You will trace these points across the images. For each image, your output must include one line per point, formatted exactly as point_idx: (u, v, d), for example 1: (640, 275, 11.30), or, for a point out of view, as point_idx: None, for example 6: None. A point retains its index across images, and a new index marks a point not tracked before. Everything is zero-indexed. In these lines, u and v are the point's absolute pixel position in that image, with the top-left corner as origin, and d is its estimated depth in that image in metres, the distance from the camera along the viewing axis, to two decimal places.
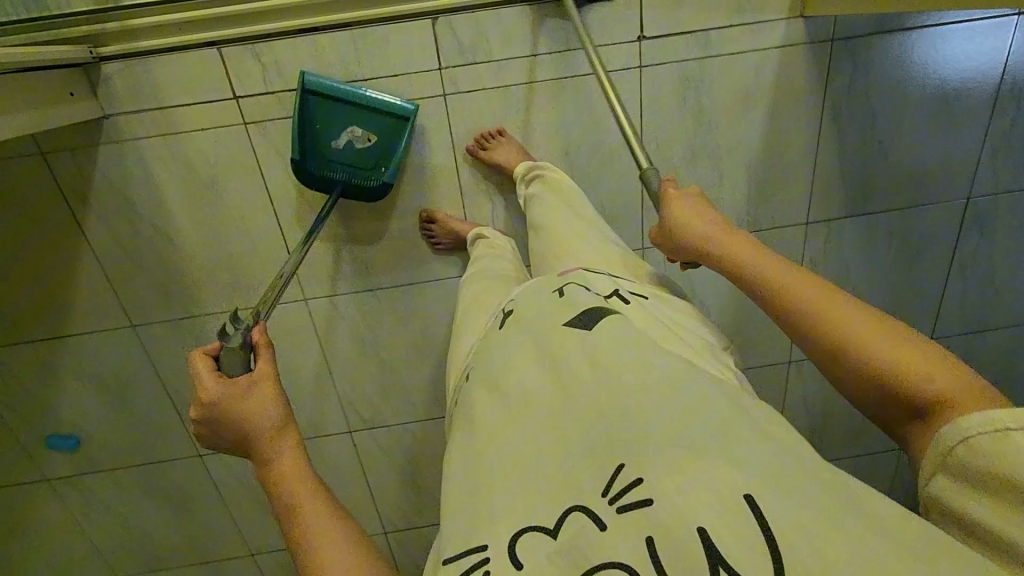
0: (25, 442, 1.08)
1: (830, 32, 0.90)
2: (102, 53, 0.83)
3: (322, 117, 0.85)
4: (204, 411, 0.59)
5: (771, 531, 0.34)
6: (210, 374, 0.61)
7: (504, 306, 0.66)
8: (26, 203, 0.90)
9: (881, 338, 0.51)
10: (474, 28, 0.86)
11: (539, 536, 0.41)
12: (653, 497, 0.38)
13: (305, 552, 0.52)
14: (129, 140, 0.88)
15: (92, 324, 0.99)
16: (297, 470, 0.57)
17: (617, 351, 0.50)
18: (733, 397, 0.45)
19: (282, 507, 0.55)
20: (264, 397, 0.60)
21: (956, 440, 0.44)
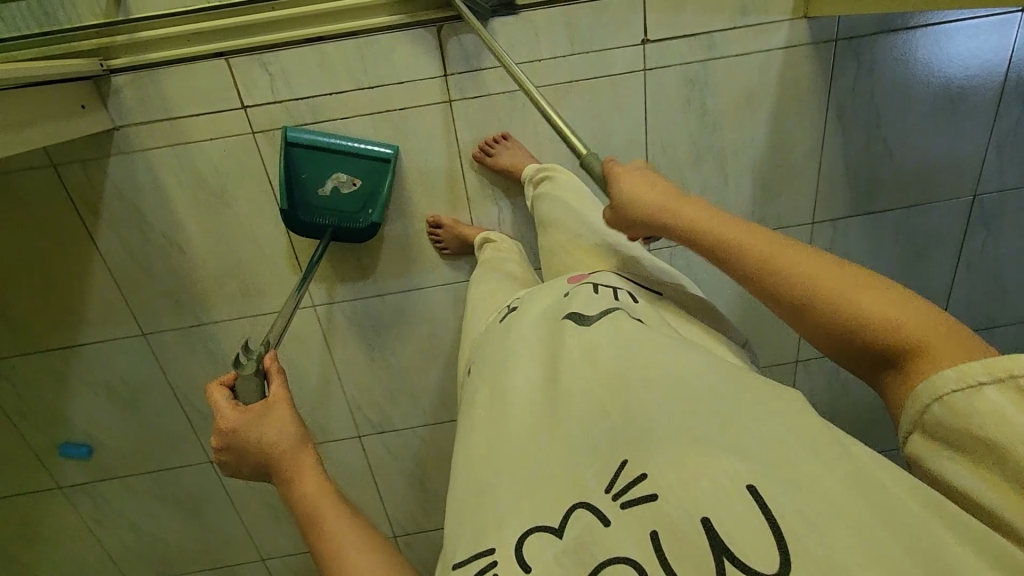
0: (38, 450, 1.09)
1: (833, 31, 0.90)
2: (113, 66, 0.84)
3: (306, 167, 0.87)
4: (223, 439, 0.60)
5: (775, 522, 0.34)
6: (228, 403, 0.63)
7: (510, 303, 0.68)
8: (38, 214, 0.91)
9: (846, 285, 0.49)
10: (479, 35, 0.86)
11: (545, 535, 0.41)
12: (657, 492, 0.39)
13: (331, 562, 0.52)
14: (138, 150, 0.89)
15: (103, 333, 1.00)
16: (317, 484, 0.58)
17: (622, 347, 0.49)
18: (741, 387, 0.44)
19: (305, 523, 0.56)
20: (281, 419, 0.62)
21: (929, 398, 0.42)
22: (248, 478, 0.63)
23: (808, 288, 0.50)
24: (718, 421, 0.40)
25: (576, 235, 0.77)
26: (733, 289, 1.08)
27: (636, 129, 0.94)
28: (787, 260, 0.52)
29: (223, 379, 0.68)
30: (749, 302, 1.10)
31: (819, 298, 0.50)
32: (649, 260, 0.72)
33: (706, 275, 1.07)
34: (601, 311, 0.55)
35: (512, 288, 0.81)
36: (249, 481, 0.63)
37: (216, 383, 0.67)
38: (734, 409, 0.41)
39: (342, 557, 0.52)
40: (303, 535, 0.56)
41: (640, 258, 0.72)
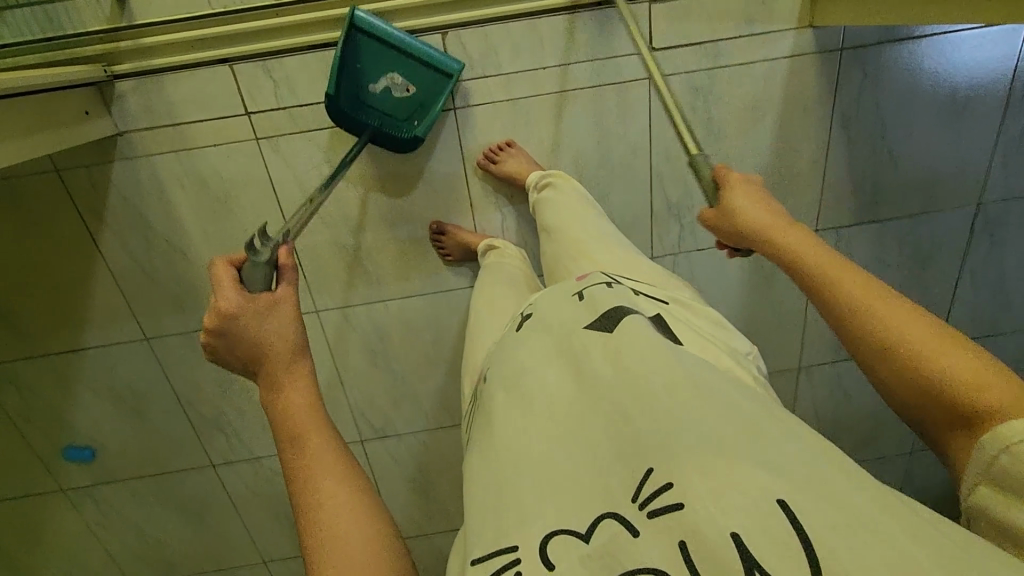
0: (40, 453, 1.09)
1: (839, 41, 0.90)
2: (116, 72, 0.84)
3: (364, 56, 0.83)
4: (221, 322, 0.56)
5: (808, 540, 0.33)
6: (232, 286, 0.58)
7: (523, 310, 0.65)
8: (41, 218, 0.91)
9: (924, 337, 0.49)
10: (484, 42, 0.86)
11: (569, 537, 0.40)
12: (683, 501, 0.37)
13: (302, 486, 0.50)
14: (142, 156, 0.88)
15: (107, 338, 1.00)
16: (305, 403, 0.55)
17: (642, 356, 0.48)
18: (764, 409, 0.43)
19: (285, 438, 0.53)
20: (286, 321, 0.58)
21: (995, 448, 0.42)
22: (235, 371, 0.59)
23: (877, 334, 0.51)
24: (744, 440, 0.39)
25: (579, 242, 0.77)
26: (735, 298, 1.09)
27: (641, 138, 0.94)
28: (868, 305, 0.52)
29: (232, 258, 0.63)
30: (751, 310, 1.10)
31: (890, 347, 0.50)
32: (660, 276, 0.71)
33: (709, 283, 1.07)
34: (622, 314, 0.53)
35: (517, 295, 0.81)
36: (235, 372, 0.60)
37: (223, 260, 0.61)
38: (765, 427, 0.40)
39: (315, 483, 0.50)
40: (281, 448, 0.53)
41: (649, 269, 0.71)
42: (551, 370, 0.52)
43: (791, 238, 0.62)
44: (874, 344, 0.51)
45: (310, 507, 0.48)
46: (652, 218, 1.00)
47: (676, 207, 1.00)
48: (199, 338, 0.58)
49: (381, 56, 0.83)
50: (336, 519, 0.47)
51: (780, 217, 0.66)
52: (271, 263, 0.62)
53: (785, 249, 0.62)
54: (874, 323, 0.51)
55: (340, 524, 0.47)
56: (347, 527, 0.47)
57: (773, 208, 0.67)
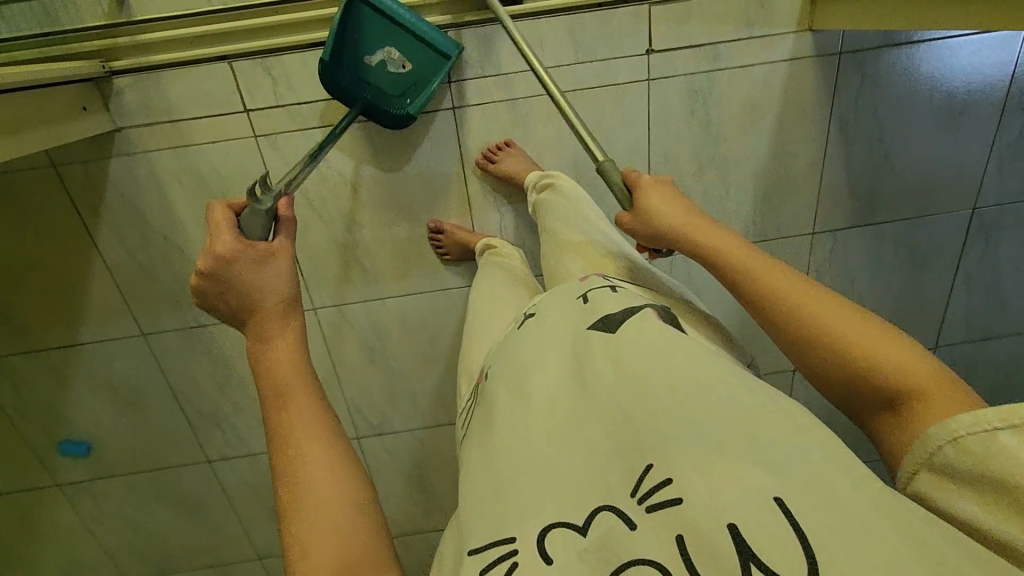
0: (36, 448, 1.09)
1: (837, 45, 0.90)
2: (114, 68, 0.83)
3: (363, 25, 0.79)
4: (215, 265, 0.53)
5: (805, 537, 0.33)
6: (231, 230, 0.55)
7: (525, 311, 0.64)
8: (38, 215, 0.91)
9: (853, 330, 0.52)
10: (484, 42, 0.86)
11: (567, 531, 0.39)
12: (682, 495, 0.37)
13: (282, 444, 0.48)
14: (139, 151, 0.88)
15: (104, 334, 1.00)
16: (292, 359, 0.52)
17: (645, 354, 0.47)
18: (771, 402, 0.42)
19: (269, 392, 0.50)
20: (281, 274, 0.55)
21: (942, 439, 0.43)
22: (221, 319, 0.56)
23: (810, 327, 0.54)
24: (743, 440, 0.38)
25: (576, 243, 0.77)
26: (731, 300, 1.09)
27: (640, 139, 0.94)
28: (799, 302, 0.56)
29: (233, 203, 0.60)
30: (746, 312, 1.11)
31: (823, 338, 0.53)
32: (660, 279, 0.71)
33: (706, 285, 1.07)
34: (626, 316, 0.53)
35: (515, 295, 0.82)
36: (221, 321, 0.56)
37: (222, 203, 0.59)
38: (768, 424, 0.39)
39: (296, 441, 0.48)
40: (264, 401, 0.51)
41: (650, 275, 0.71)
42: (552, 370, 0.51)
43: (715, 239, 0.64)
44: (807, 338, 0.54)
45: (290, 465, 0.47)
46: None
47: None
48: (189, 282, 0.54)
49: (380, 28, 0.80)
50: (315, 480, 0.46)
51: (700, 218, 0.67)
52: (270, 213, 0.59)
53: (712, 252, 0.64)
54: (808, 317, 0.54)
55: (317, 488, 0.45)
56: (324, 491, 0.45)
57: (691, 209, 0.68)
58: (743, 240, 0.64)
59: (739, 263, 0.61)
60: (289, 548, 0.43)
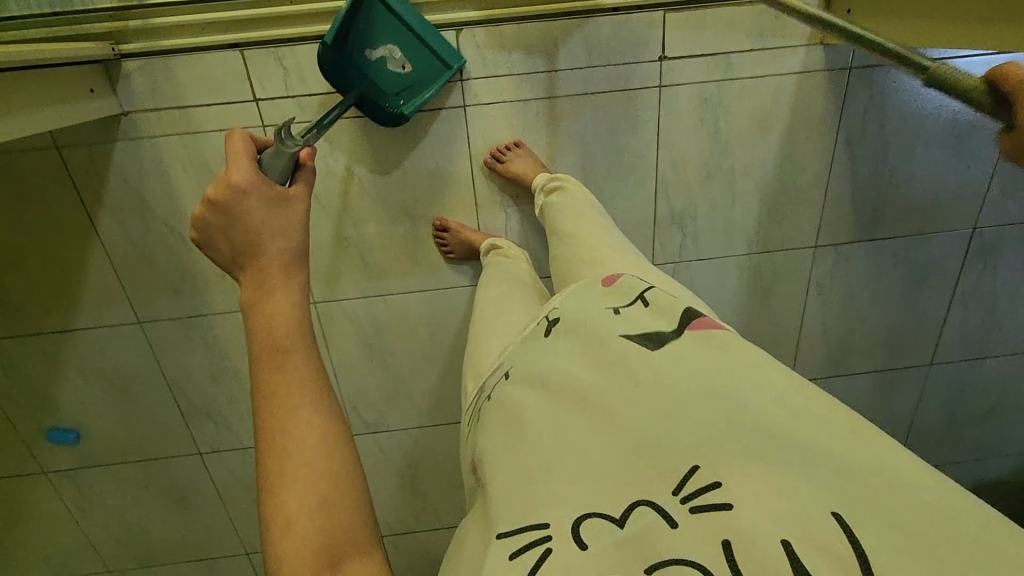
0: (25, 434, 1.07)
1: (848, 60, 0.91)
2: (124, 51, 0.82)
3: (371, 19, 0.80)
4: (227, 198, 0.47)
5: (865, 557, 0.29)
6: (248, 163, 0.49)
7: (547, 313, 0.57)
8: (38, 197, 0.89)
9: None
10: (497, 41, 0.86)
11: (601, 521, 0.36)
12: (733, 502, 0.34)
13: (272, 412, 0.43)
14: (146, 137, 0.87)
15: (100, 320, 0.99)
16: (291, 320, 0.46)
17: (701, 372, 0.41)
18: (835, 413, 0.37)
19: (262, 353, 0.45)
20: (296, 222, 0.49)
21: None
22: (214, 260, 0.49)
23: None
24: (786, 443, 0.35)
25: (586, 247, 0.76)
26: (730, 310, 1.10)
27: (648, 144, 0.94)
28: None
29: (257, 139, 0.59)
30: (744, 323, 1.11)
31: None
32: (677, 289, 0.67)
33: (706, 294, 1.08)
34: (665, 338, 0.46)
35: (521, 296, 0.81)
36: (214, 261, 0.49)
37: (240, 134, 0.54)
38: (818, 428, 0.36)
39: (289, 415, 0.43)
40: (255, 361, 0.45)
41: (668, 283, 0.69)
42: (578, 368, 0.47)
43: None
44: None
45: (280, 439, 0.42)
46: (654, 227, 1.01)
47: (679, 217, 1.00)
48: (192, 213, 0.48)
49: (387, 25, 0.81)
50: (305, 460, 0.42)
51: None
52: (292, 159, 0.58)
53: None
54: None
55: (308, 470, 0.42)
56: (313, 475, 0.42)
57: None
58: None
59: None
60: (269, 525, 0.40)
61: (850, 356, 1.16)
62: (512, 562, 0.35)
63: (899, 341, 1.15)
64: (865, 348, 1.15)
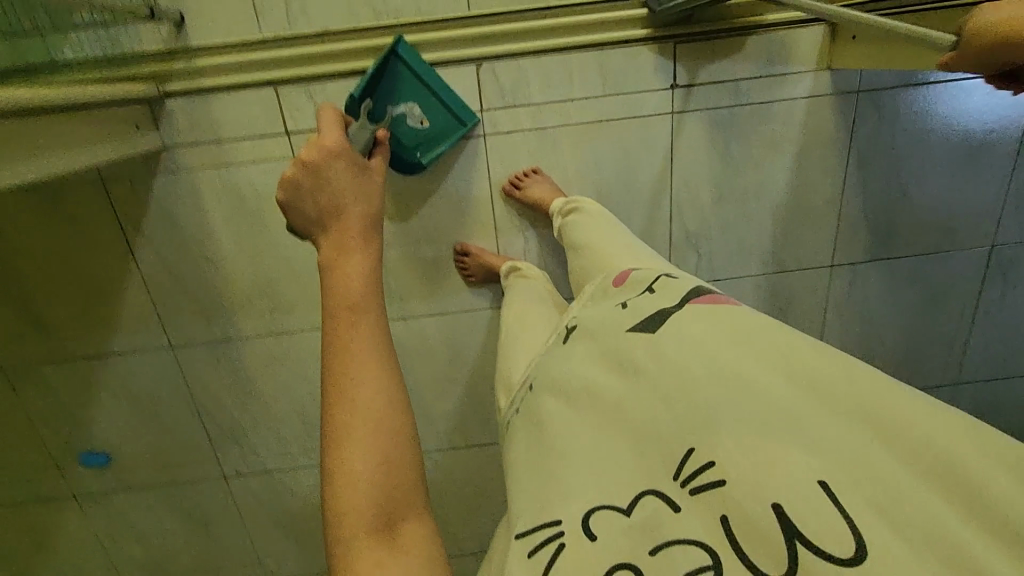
0: (57, 459, 1.10)
1: (855, 84, 0.93)
2: (168, 91, 0.88)
3: (395, 80, 0.85)
4: (319, 159, 0.50)
5: (848, 516, 0.30)
6: (337, 135, 0.53)
7: (566, 324, 0.57)
8: (82, 229, 0.95)
9: None
10: (514, 74, 0.90)
11: (610, 513, 0.37)
12: (726, 477, 0.34)
13: (342, 370, 0.43)
14: (184, 170, 0.92)
15: (134, 345, 1.03)
16: (366, 279, 0.46)
17: (702, 356, 0.40)
18: (849, 381, 0.36)
19: (336, 306, 0.44)
20: (373, 191, 0.52)
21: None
22: (293, 222, 0.50)
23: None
24: (780, 415, 0.35)
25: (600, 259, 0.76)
26: None
27: (662, 169, 0.97)
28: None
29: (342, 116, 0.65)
30: None
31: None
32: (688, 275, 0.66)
33: None
34: (668, 314, 0.46)
35: (544, 312, 0.83)
36: (291, 222, 0.50)
37: (327, 109, 0.59)
38: (807, 400, 0.36)
39: (358, 374, 0.42)
40: (328, 316, 0.45)
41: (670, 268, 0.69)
42: (593, 368, 0.46)
43: None
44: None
45: (345, 388, 0.42)
46: (671, 250, 1.03)
47: (693, 238, 1.02)
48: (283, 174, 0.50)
49: (410, 86, 0.86)
50: (374, 417, 0.42)
51: None
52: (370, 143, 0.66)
53: None
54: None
55: (374, 430, 0.42)
56: (380, 435, 0.42)
57: None
58: None
59: None
60: (332, 471, 0.41)
61: None
62: (530, 560, 0.36)
63: (922, 360, 1.14)
64: (885, 368, 1.14)
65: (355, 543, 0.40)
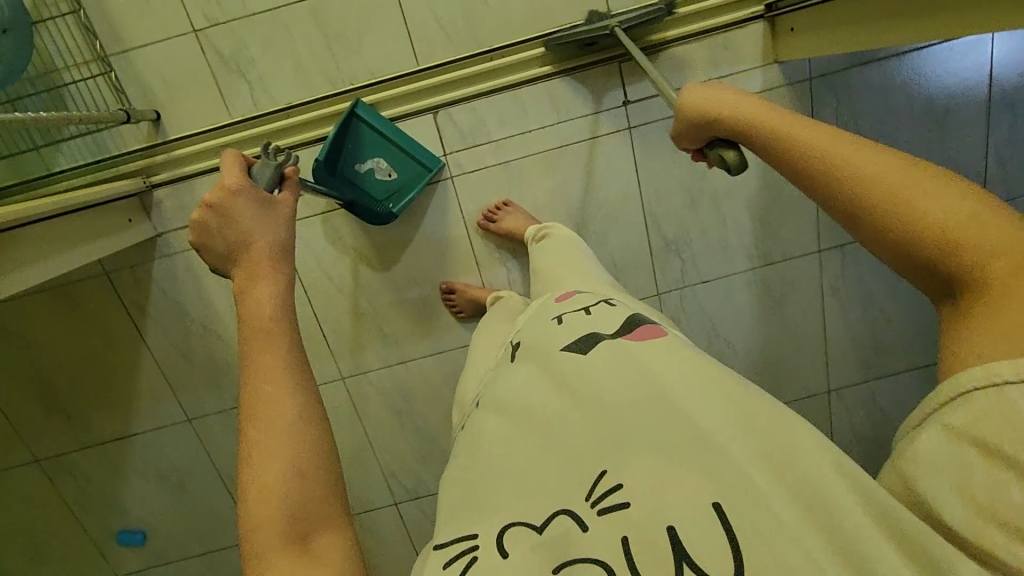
0: (95, 540, 1.15)
1: (807, 72, 0.95)
2: (154, 181, 0.95)
3: (359, 138, 0.91)
4: (222, 198, 0.50)
5: (733, 534, 0.33)
6: (240, 171, 0.52)
7: (511, 340, 0.60)
8: (94, 319, 1.01)
9: (916, 189, 0.41)
10: (471, 116, 0.95)
11: (523, 529, 0.38)
12: (630, 500, 0.36)
13: (254, 390, 0.43)
14: (178, 251, 0.98)
15: (154, 422, 1.08)
16: (277, 305, 0.46)
17: (623, 376, 0.44)
18: (751, 405, 0.40)
19: (249, 333, 0.45)
20: (283, 222, 0.52)
21: (951, 393, 0.36)
22: (210, 262, 0.51)
23: (878, 195, 0.42)
24: (688, 441, 0.38)
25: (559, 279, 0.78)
26: (749, 325, 1.08)
27: (629, 182, 0.99)
28: (845, 155, 0.44)
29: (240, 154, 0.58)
30: (771, 341, 1.09)
31: (913, 228, 0.40)
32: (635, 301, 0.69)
33: (720, 315, 1.08)
34: (600, 338, 0.50)
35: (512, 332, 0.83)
36: (208, 262, 0.51)
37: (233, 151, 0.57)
38: (714, 423, 0.39)
39: (273, 395, 0.42)
40: (243, 345, 0.45)
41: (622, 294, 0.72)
42: (536, 390, 0.47)
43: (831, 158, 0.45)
44: (852, 211, 0.43)
45: (262, 412, 0.42)
46: (654, 258, 1.04)
47: (675, 244, 1.03)
48: (190, 218, 0.50)
49: (373, 142, 0.91)
50: (294, 438, 0.41)
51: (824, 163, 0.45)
52: (275, 179, 0.57)
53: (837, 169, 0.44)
54: (864, 183, 0.43)
55: (292, 451, 0.40)
56: (294, 444, 0.41)
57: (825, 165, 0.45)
58: (856, 154, 0.44)
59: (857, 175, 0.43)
60: (246, 495, 0.40)
61: (883, 355, 1.11)
62: (444, 570, 0.37)
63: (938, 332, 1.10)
64: (900, 345, 1.10)
65: (269, 555, 0.38)
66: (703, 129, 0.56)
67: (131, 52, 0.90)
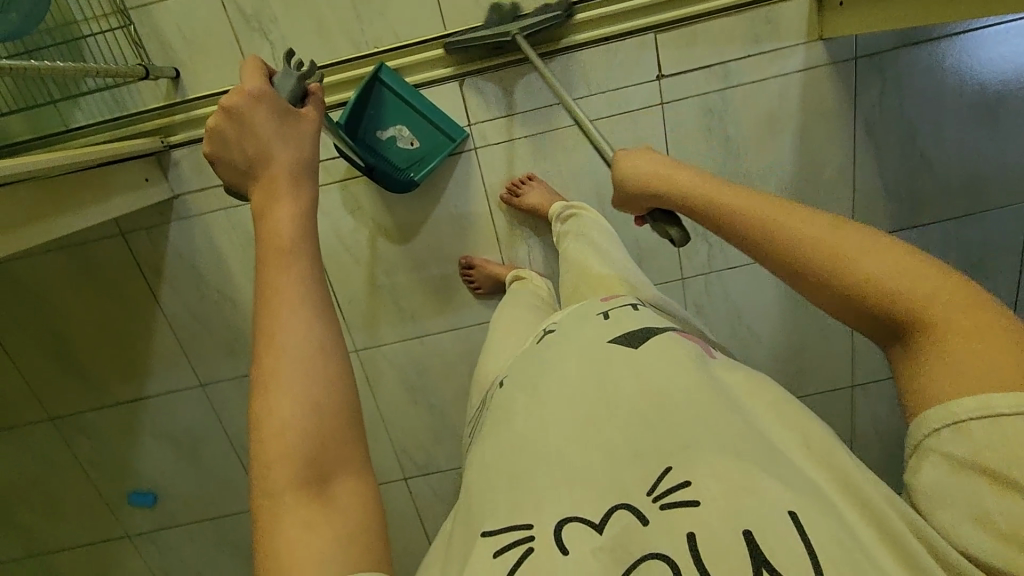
0: (109, 501, 1.16)
1: (852, 51, 0.90)
2: (172, 142, 0.93)
3: (382, 104, 0.90)
4: (243, 104, 0.47)
5: (815, 552, 0.31)
6: (262, 79, 0.50)
7: (545, 327, 0.57)
8: (110, 279, 1.00)
9: (839, 241, 0.42)
10: (498, 84, 0.91)
11: (581, 526, 0.36)
12: (699, 498, 0.35)
13: (269, 316, 0.40)
14: (196, 214, 0.97)
15: (168, 386, 1.07)
16: (296, 226, 0.43)
17: (677, 377, 0.42)
18: (806, 425, 0.40)
19: (268, 253, 0.42)
20: (303, 138, 0.49)
21: (939, 423, 0.36)
22: (223, 174, 0.49)
23: (808, 249, 0.43)
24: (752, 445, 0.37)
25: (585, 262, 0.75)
26: (775, 314, 1.05)
27: None
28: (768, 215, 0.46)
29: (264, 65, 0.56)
30: (796, 332, 1.06)
31: (848, 278, 0.41)
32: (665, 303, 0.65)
33: (746, 302, 1.04)
34: (653, 332, 0.48)
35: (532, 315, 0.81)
36: (222, 176, 0.49)
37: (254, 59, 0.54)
38: (779, 436, 0.39)
39: (285, 322, 0.40)
40: (258, 266, 0.42)
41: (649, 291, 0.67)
42: (571, 370, 0.46)
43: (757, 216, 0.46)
44: (787, 268, 0.44)
45: (277, 344, 0.39)
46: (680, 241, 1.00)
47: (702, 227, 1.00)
48: (206, 123, 0.48)
49: (394, 109, 0.90)
50: (321, 378, 0.39)
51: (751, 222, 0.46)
52: (297, 93, 0.56)
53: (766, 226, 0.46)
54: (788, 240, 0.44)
55: (318, 390, 0.39)
56: (316, 381, 0.39)
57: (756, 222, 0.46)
58: (779, 211, 0.46)
59: (783, 230, 0.44)
60: (261, 429, 0.38)
61: None
62: (496, 560, 0.35)
63: None
64: None
65: (285, 497, 0.36)
66: (640, 198, 0.59)
67: (151, 6, 0.87)
